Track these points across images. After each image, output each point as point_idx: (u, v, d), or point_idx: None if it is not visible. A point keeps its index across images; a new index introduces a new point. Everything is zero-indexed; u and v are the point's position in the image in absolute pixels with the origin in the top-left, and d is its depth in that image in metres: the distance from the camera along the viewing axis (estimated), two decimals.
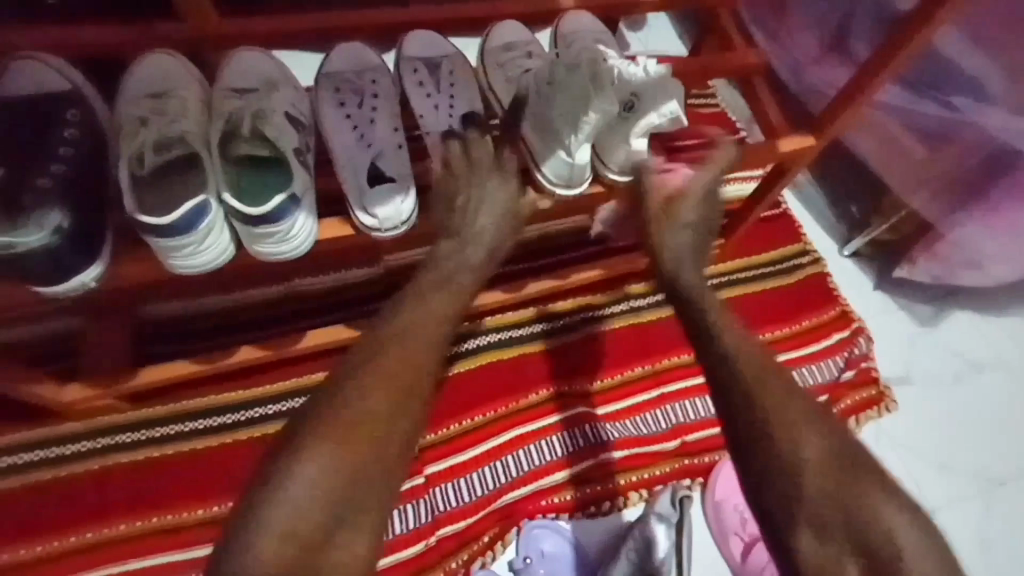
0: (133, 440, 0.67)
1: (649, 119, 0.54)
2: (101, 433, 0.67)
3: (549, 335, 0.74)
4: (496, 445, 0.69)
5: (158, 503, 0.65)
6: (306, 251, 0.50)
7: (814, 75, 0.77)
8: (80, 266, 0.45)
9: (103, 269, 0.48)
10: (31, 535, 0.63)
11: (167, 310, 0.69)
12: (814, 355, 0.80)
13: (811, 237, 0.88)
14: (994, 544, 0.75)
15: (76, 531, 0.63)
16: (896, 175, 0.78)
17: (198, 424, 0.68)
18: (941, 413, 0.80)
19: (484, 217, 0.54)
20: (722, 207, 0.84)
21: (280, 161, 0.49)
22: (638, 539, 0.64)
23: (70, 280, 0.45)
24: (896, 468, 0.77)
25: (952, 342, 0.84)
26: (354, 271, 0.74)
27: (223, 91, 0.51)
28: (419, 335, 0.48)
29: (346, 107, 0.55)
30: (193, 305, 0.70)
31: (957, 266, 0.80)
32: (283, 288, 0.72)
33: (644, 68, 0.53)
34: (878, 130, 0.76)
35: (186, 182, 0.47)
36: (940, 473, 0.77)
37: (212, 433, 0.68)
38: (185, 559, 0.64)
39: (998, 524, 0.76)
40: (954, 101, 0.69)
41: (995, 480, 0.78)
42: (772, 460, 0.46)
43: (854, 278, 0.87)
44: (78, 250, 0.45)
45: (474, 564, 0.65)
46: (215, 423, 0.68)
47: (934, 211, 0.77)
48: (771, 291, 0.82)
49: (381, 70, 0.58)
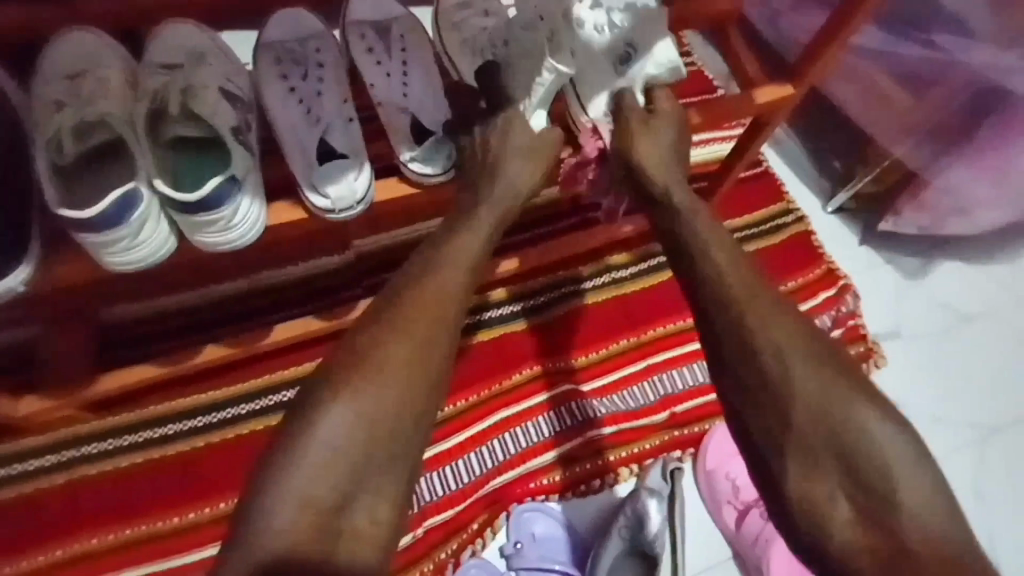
0: (99, 450, 0.62)
1: (648, 69, 0.53)
2: (64, 445, 0.62)
3: (549, 306, 0.72)
4: (481, 430, 0.66)
5: (141, 510, 0.61)
6: (253, 240, 0.47)
7: (791, 24, 0.73)
8: (4, 269, 0.41)
9: (33, 272, 0.44)
10: (9, 552, 0.59)
11: (129, 312, 0.65)
12: (823, 306, 0.78)
13: (795, 194, 0.85)
14: (988, 495, 0.75)
15: (58, 544, 0.59)
16: (878, 124, 0.74)
17: (172, 429, 0.64)
18: (931, 367, 0.79)
19: (501, 172, 0.50)
20: (701, 169, 0.80)
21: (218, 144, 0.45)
22: (630, 516, 0.63)
23: None
24: None
25: (942, 294, 0.83)
26: (325, 258, 0.69)
27: (149, 67, 0.47)
28: (427, 309, 0.43)
29: (289, 80, 0.51)
30: (153, 306, 0.65)
31: (947, 216, 0.77)
32: (248, 282, 0.67)
33: (619, 20, 0.51)
34: (859, 81, 0.73)
35: (116, 172, 0.43)
36: (932, 427, 0.76)
37: (203, 432, 0.64)
38: (192, 561, 0.61)
39: (990, 476, 0.75)
40: (933, 39, 0.67)
41: (986, 430, 0.77)
42: (780, 430, 0.42)
43: (841, 235, 0.84)
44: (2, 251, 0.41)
45: (465, 552, 0.63)
46: (204, 422, 0.64)
47: (917, 160, 0.74)
48: (776, 245, 0.80)
49: (325, 37, 0.54)
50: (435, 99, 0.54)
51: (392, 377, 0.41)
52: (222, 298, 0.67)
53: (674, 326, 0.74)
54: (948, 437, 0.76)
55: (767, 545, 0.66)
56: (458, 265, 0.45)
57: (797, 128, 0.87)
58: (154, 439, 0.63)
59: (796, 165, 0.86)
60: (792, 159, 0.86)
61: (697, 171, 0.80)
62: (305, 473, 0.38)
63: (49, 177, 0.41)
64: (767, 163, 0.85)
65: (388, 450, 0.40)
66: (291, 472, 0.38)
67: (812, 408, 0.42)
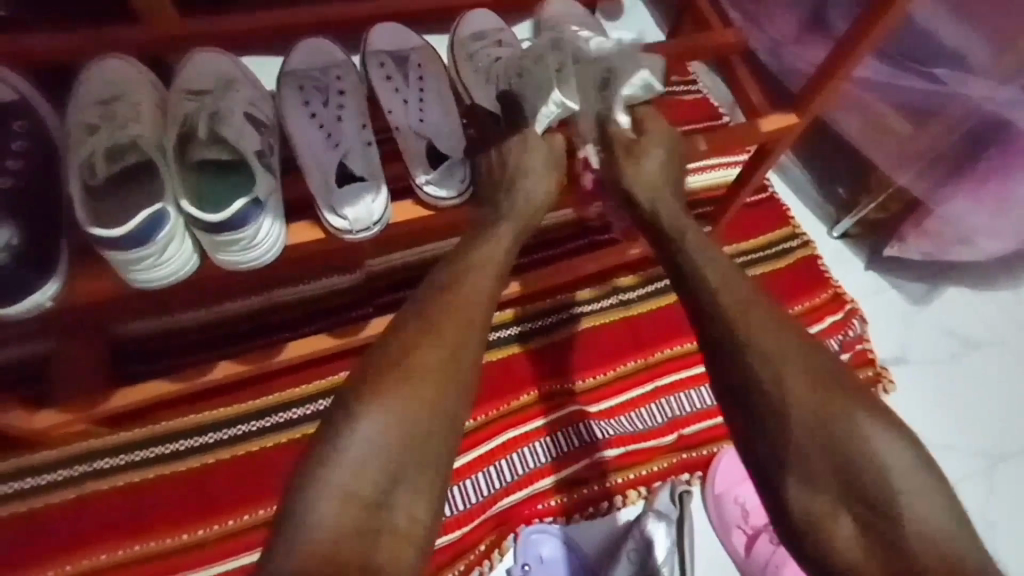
0: (111, 466, 0.63)
1: (625, 86, 0.56)
2: (76, 460, 0.62)
3: (546, 330, 0.72)
4: (489, 449, 0.67)
5: (174, 519, 0.62)
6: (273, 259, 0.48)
7: (794, 54, 0.75)
8: (33, 285, 0.43)
9: (59, 288, 0.45)
10: (29, 564, 0.59)
11: (144, 329, 0.66)
12: (829, 330, 0.79)
13: (799, 219, 0.86)
14: (1001, 524, 0.74)
15: (84, 554, 0.60)
16: (883, 153, 0.76)
17: (188, 443, 0.64)
18: (939, 392, 0.79)
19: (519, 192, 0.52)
20: (706, 194, 0.82)
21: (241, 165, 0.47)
22: (637, 539, 0.64)
23: (24, 301, 0.42)
24: None
25: (948, 319, 0.83)
26: (337, 277, 0.71)
27: (177, 93, 0.49)
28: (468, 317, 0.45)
29: (310, 105, 0.53)
30: (168, 321, 0.66)
31: (950, 243, 0.78)
32: (263, 300, 0.69)
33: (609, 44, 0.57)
34: (859, 110, 0.75)
35: (143, 192, 0.45)
36: (942, 454, 0.76)
37: (231, 443, 0.65)
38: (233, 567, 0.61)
39: (1002, 505, 0.75)
40: (934, 73, 0.68)
41: (996, 457, 0.77)
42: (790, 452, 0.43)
43: (847, 259, 0.85)
44: (31, 268, 0.42)
45: (473, 574, 0.63)
46: (233, 433, 0.65)
47: (920, 188, 0.76)
48: (782, 270, 0.81)
49: (345, 65, 0.56)
50: (448, 125, 0.56)
51: (424, 390, 0.42)
52: (236, 315, 0.68)
53: (681, 348, 0.75)
54: (957, 463, 0.76)
55: (777, 568, 0.66)
56: (476, 284, 0.46)
57: (801, 155, 0.89)
58: (166, 454, 0.64)
59: (800, 191, 0.87)
60: (796, 186, 0.88)
61: (701, 196, 0.82)
62: (345, 475, 0.39)
63: (82, 198, 0.43)
64: (772, 189, 0.86)
65: (423, 454, 0.41)
66: (324, 480, 0.38)
67: (821, 432, 0.42)
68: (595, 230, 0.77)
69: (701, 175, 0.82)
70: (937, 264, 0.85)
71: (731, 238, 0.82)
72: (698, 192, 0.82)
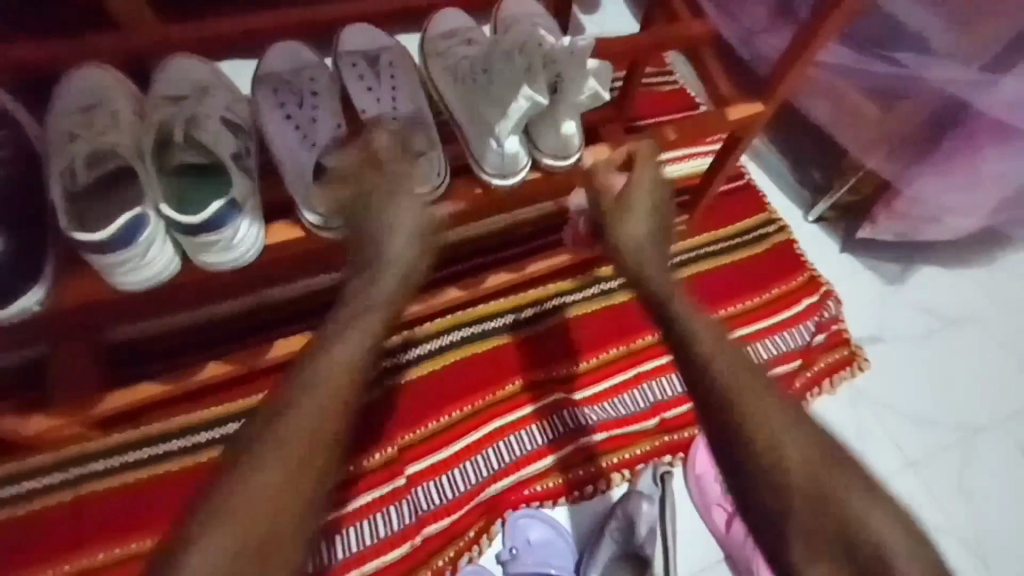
0: (105, 467, 0.64)
1: (575, 94, 0.53)
2: (68, 463, 0.64)
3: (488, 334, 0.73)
4: (464, 445, 0.68)
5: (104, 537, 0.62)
6: (253, 258, 0.50)
7: (765, 42, 0.77)
8: (21, 291, 0.44)
9: (46, 292, 0.46)
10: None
11: (140, 332, 0.68)
12: (803, 314, 0.81)
13: (776, 203, 0.88)
14: (977, 495, 0.76)
15: (44, 566, 0.61)
16: (852, 137, 0.78)
17: (166, 447, 0.66)
18: (915, 367, 0.81)
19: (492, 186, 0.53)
20: (683, 183, 0.84)
21: (220, 169, 0.48)
22: (621, 518, 0.66)
23: (12, 306, 0.44)
24: (875, 425, 0.77)
25: (922, 298, 0.85)
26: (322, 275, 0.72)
27: (155, 99, 0.50)
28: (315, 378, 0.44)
29: (285, 108, 0.54)
30: (161, 324, 0.68)
31: (921, 222, 0.80)
32: (252, 300, 0.70)
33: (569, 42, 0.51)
34: (828, 94, 0.78)
35: (123, 198, 0.46)
36: (918, 427, 0.78)
37: (164, 461, 0.65)
38: None
39: (977, 476, 0.77)
40: (898, 57, 0.70)
41: (971, 430, 0.79)
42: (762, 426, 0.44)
43: (821, 242, 0.86)
44: (18, 274, 0.44)
45: (461, 560, 0.64)
46: (171, 449, 0.66)
47: (890, 170, 0.78)
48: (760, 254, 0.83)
49: (320, 67, 0.57)
50: (423, 123, 0.57)
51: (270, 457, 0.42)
52: (226, 316, 0.70)
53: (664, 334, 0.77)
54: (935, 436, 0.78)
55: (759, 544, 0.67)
56: None
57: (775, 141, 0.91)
58: (157, 455, 0.65)
59: (777, 178, 0.89)
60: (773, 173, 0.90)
61: (679, 185, 0.84)
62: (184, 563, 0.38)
63: (64, 206, 0.45)
64: (748, 175, 0.88)
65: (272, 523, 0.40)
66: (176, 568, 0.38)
67: None
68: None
69: (677, 165, 0.84)
70: (910, 244, 0.87)
71: (710, 226, 0.84)
72: (675, 181, 0.84)
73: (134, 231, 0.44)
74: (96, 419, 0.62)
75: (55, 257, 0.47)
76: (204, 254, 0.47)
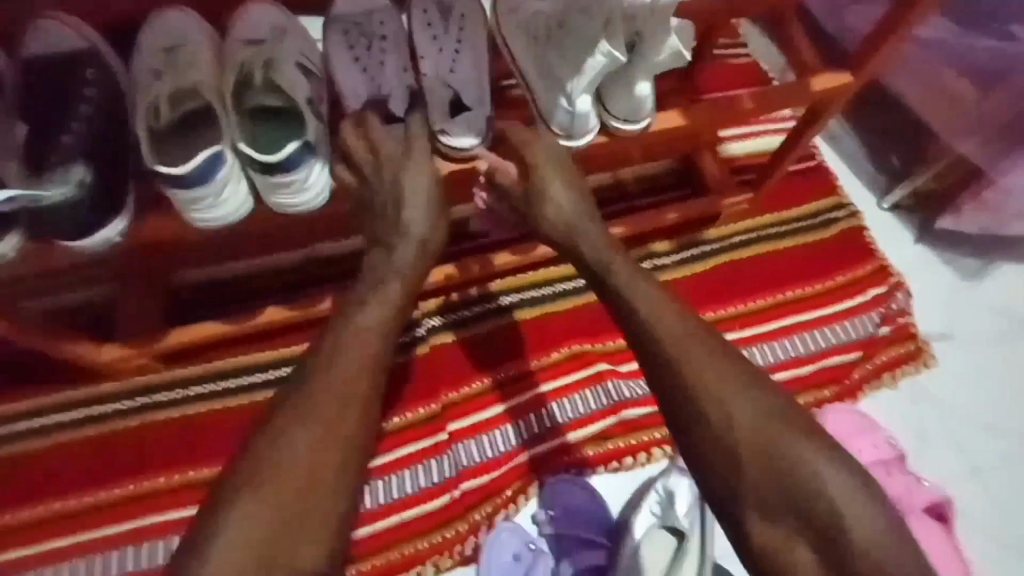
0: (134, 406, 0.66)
1: (653, 52, 0.51)
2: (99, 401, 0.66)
3: (469, 321, 0.72)
4: (489, 417, 0.69)
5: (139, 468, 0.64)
6: (319, 205, 0.52)
7: (855, 13, 0.72)
8: (100, 224, 0.46)
9: (126, 226, 0.49)
10: (26, 499, 0.63)
11: (201, 275, 0.70)
12: (863, 307, 0.77)
13: (846, 185, 0.83)
14: None
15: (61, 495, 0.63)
16: (939, 120, 0.73)
17: (202, 389, 0.67)
18: (986, 371, 0.76)
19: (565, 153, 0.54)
20: (748, 161, 0.81)
21: (293, 112, 0.49)
22: (661, 493, 0.65)
23: (92, 237, 0.46)
24: (939, 430, 0.73)
25: (999, 298, 0.79)
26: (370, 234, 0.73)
27: (235, 40, 0.51)
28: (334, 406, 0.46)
29: (354, 51, 0.54)
30: (221, 269, 0.70)
31: (1007, 216, 0.75)
32: (308, 251, 0.72)
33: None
34: (913, 76, 0.74)
35: (201, 136, 0.48)
36: (984, 436, 0.74)
37: (215, 396, 0.67)
38: (162, 524, 0.63)
39: None
40: (1010, 29, 0.67)
41: None
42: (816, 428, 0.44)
43: (894, 229, 0.81)
44: (99, 207, 0.46)
45: (499, 515, 0.66)
46: (218, 387, 0.67)
47: (980, 157, 0.72)
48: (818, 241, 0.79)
49: (390, 12, 0.56)
50: (480, 81, 0.55)
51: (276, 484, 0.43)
52: (281, 266, 0.71)
53: (718, 313, 0.75)
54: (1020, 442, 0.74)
55: None
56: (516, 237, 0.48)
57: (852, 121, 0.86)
58: (188, 397, 0.67)
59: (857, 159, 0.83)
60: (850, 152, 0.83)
61: (744, 163, 0.81)
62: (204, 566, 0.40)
63: (146, 139, 0.46)
64: (818, 154, 0.83)
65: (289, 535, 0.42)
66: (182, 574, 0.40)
67: None
68: (631, 195, 0.78)
69: (742, 142, 0.81)
70: (993, 239, 0.82)
71: (768, 208, 0.80)
72: (740, 159, 0.81)
73: (212, 169, 0.45)
74: (158, 353, 0.66)
75: (134, 194, 0.50)
76: (275, 195, 0.49)
